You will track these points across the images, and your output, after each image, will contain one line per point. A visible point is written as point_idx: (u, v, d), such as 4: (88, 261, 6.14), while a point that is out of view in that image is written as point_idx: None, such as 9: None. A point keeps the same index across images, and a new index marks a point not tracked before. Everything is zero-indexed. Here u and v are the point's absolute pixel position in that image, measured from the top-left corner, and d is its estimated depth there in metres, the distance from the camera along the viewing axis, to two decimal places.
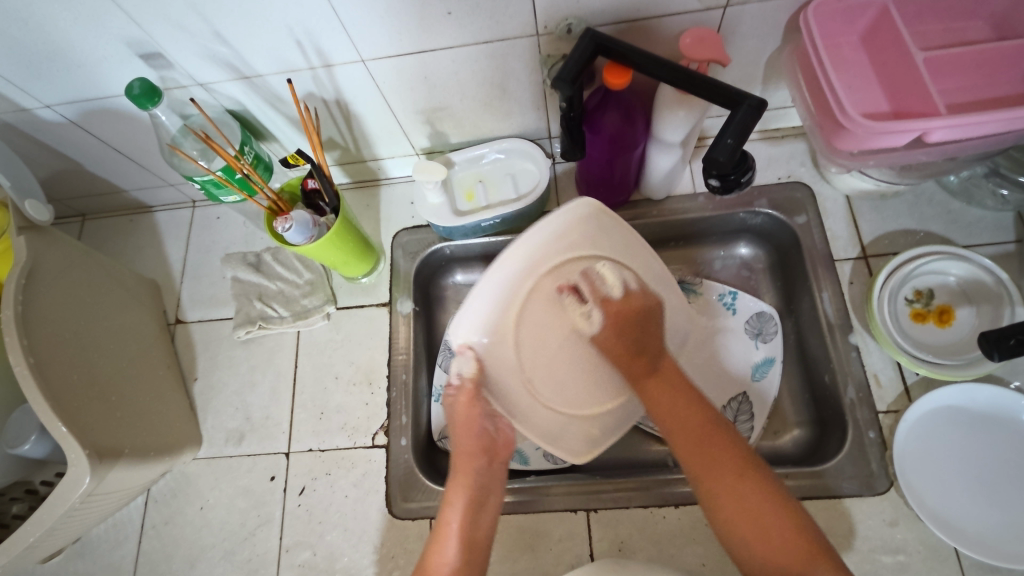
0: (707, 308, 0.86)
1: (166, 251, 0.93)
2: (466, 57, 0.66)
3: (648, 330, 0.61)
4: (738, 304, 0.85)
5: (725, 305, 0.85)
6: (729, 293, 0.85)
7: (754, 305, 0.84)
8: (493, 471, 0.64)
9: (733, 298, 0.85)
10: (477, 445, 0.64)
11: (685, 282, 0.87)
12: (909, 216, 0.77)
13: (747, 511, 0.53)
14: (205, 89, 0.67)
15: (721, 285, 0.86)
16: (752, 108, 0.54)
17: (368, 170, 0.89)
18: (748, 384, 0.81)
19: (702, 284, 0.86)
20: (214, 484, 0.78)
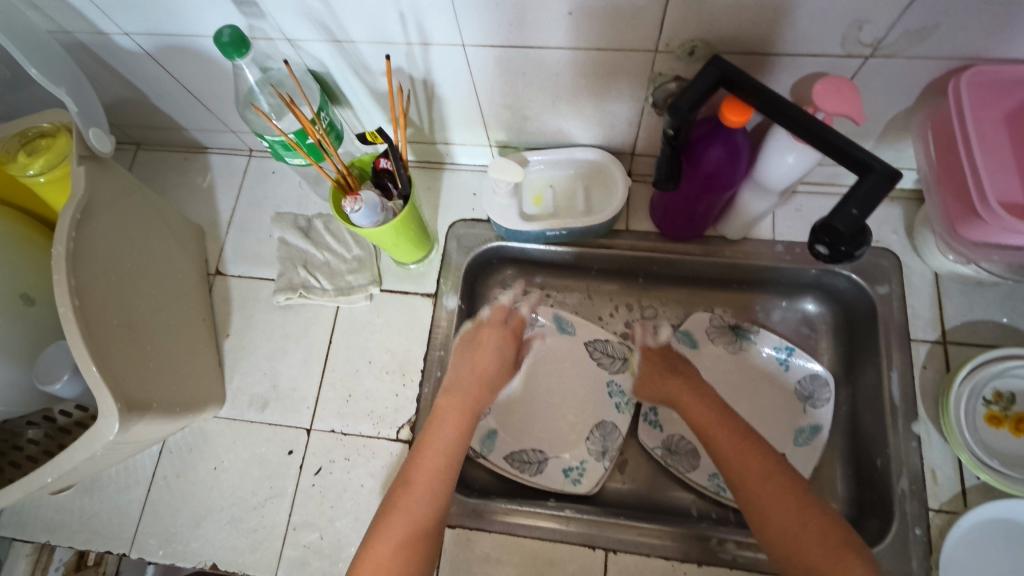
0: (760, 360, 0.82)
1: (216, 198, 0.90)
2: (572, 61, 0.61)
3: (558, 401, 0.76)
4: (794, 363, 0.80)
5: (778, 358, 0.81)
6: (785, 348, 0.81)
7: (809, 366, 0.79)
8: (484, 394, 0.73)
9: (790, 353, 0.81)
10: (474, 381, 0.72)
11: (740, 327, 0.83)
12: (1000, 307, 0.72)
13: (785, 521, 0.59)
14: (292, 45, 0.63)
15: (778, 338, 0.81)
16: (883, 178, 0.49)
17: (437, 152, 0.85)
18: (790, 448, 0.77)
19: (758, 332, 0.83)
20: (230, 446, 0.77)
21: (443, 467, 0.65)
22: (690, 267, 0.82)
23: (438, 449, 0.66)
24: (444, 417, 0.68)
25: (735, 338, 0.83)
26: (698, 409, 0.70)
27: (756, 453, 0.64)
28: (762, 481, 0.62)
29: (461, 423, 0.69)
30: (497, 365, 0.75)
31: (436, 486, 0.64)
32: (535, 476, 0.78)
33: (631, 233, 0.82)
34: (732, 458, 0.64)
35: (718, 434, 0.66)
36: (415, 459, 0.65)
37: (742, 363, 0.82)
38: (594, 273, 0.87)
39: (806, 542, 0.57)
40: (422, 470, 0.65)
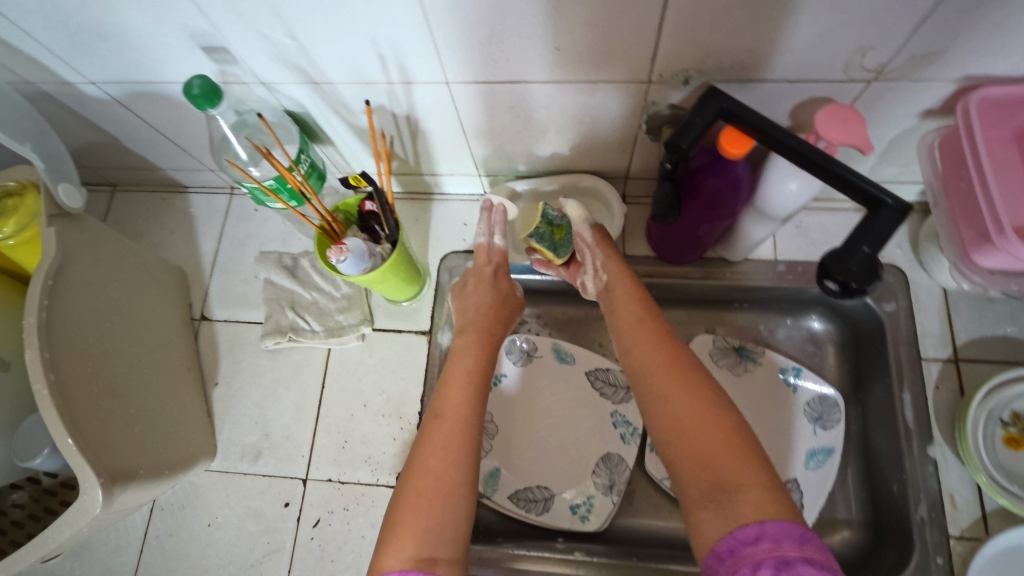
0: (768, 382, 0.79)
1: (199, 238, 0.87)
2: (561, 93, 0.59)
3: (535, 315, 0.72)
4: (801, 382, 0.78)
5: (785, 379, 0.79)
6: (792, 370, 0.78)
7: (817, 388, 0.77)
8: (497, 281, 0.69)
9: (795, 373, 0.78)
10: (481, 319, 0.65)
11: (744, 348, 0.80)
12: (1012, 322, 0.70)
13: (697, 428, 0.49)
14: (267, 88, 0.60)
15: (783, 359, 0.79)
16: (895, 213, 0.47)
17: (424, 183, 0.82)
18: (801, 472, 0.74)
19: (762, 353, 0.80)
20: (224, 501, 0.74)
21: (470, 393, 0.56)
22: (691, 290, 0.80)
23: (460, 381, 0.57)
24: (454, 374, 0.58)
25: (740, 359, 0.80)
26: (625, 305, 0.62)
27: (676, 361, 0.54)
28: (671, 387, 0.52)
29: (481, 353, 0.61)
30: (507, 313, 0.68)
31: (453, 429, 0.53)
32: (542, 515, 0.76)
33: (629, 258, 0.80)
34: (659, 372, 0.54)
35: (642, 343, 0.57)
36: (439, 393, 0.56)
37: (750, 385, 0.79)
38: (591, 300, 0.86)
39: (705, 448, 0.47)
40: (452, 403, 0.55)
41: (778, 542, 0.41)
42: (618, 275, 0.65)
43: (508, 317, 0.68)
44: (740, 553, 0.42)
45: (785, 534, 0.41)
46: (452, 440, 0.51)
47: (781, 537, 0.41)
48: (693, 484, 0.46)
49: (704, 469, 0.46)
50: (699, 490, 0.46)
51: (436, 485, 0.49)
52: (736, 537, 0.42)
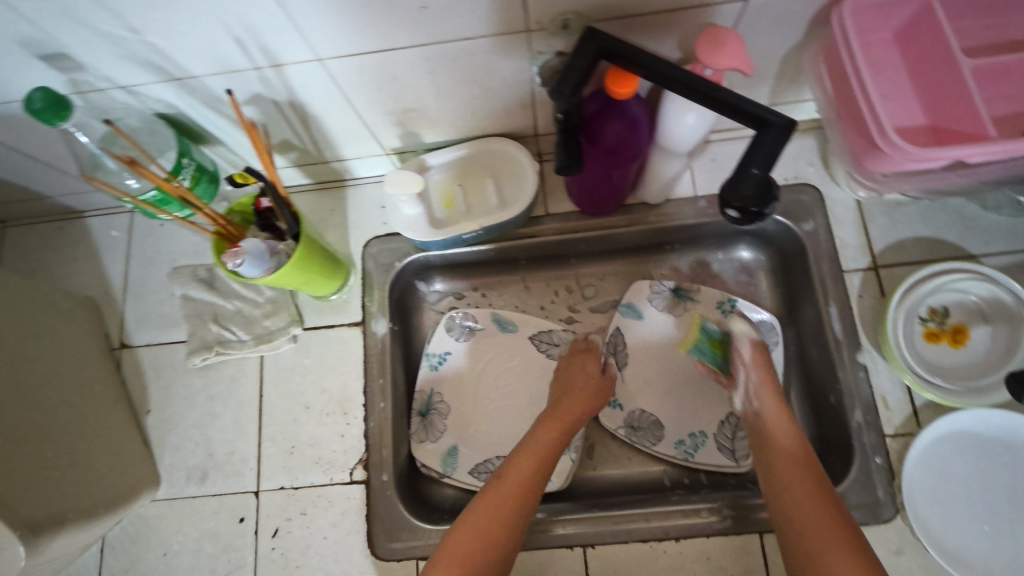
0: (705, 319, 0.80)
1: (105, 264, 0.82)
2: (442, 55, 0.56)
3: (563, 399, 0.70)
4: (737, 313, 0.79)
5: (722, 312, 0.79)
6: (728, 301, 0.79)
7: (753, 312, 0.78)
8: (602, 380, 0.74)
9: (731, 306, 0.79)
10: (572, 417, 0.68)
11: (680, 289, 0.81)
12: (922, 222, 0.72)
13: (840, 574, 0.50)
14: (127, 91, 0.56)
15: (718, 293, 0.80)
16: (781, 131, 0.47)
17: (332, 171, 0.79)
18: None
19: (698, 292, 0.81)
20: (176, 528, 0.71)
21: (534, 477, 0.62)
22: (619, 240, 0.79)
23: (531, 458, 0.63)
24: (528, 452, 0.64)
25: (677, 301, 0.81)
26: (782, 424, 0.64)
27: (800, 464, 0.60)
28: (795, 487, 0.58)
29: (556, 440, 0.66)
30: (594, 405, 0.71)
31: (495, 515, 0.59)
32: None
33: (553, 216, 0.78)
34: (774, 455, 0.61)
35: (793, 474, 0.59)
36: (509, 466, 0.63)
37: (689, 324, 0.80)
38: (524, 263, 0.83)
39: None
40: (513, 478, 0.62)
41: None
42: (776, 402, 0.66)
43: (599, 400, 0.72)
44: None
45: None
46: (484, 517, 0.58)
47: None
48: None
49: None
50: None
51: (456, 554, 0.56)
52: None
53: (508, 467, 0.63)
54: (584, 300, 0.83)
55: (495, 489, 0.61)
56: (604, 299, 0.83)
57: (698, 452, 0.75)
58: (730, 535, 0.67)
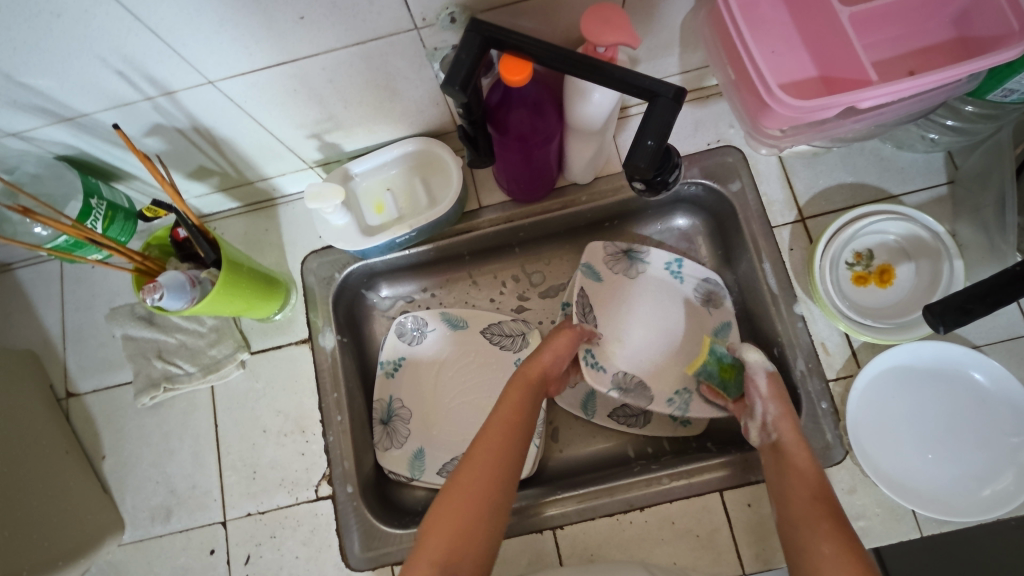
0: (657, 282, 0.79)
1: (40, 314, 0.80)
2: (337, 63, 0.55)
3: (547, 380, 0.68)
4: (685, 272, 0.78)
5: (671, 273, 0.78)
6: (674, 260, 0.79)
7: (699, 272, 0.78)
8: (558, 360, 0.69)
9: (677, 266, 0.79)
10: (521, 396, 0.64)
11: (632, 252, 0.79)
12: (842, 168, 0.74)
13: None
14: (20, 137, 0.54)
15: (667, 253, 0.79)
16: (670, 99, 0.48)
17: (260, 191, 0.78)
18: None
19: (647, 251, 0.79)
20: (147, 569, 0.71)
21: (512, 432, 0.61)
22: (555, 224, 0.80)
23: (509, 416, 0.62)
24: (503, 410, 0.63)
25: (630, 263, 0.79)
26: (800, 482, 0.59)
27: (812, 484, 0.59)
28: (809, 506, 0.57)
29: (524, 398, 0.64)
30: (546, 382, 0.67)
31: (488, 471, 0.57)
32: None
33: (488, 208, 0.78)
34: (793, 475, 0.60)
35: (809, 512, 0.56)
36: (488, 424, 0.62)
37: (644, 286, 0.79)
38: (469, 259, 0.83)
39: None
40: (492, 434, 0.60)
41: None
42: (794, 438, 0.62)
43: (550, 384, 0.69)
44: None
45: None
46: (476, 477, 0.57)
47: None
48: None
49: None
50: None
51: (438, 547, 0.52)
52: None
53: (463, 466, 0.58)
54: (533, 288, 0.83)
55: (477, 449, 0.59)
56: (550, 284, 0.83)
57: (652, 423, 0.76)
58: (692, 498, 0.68)
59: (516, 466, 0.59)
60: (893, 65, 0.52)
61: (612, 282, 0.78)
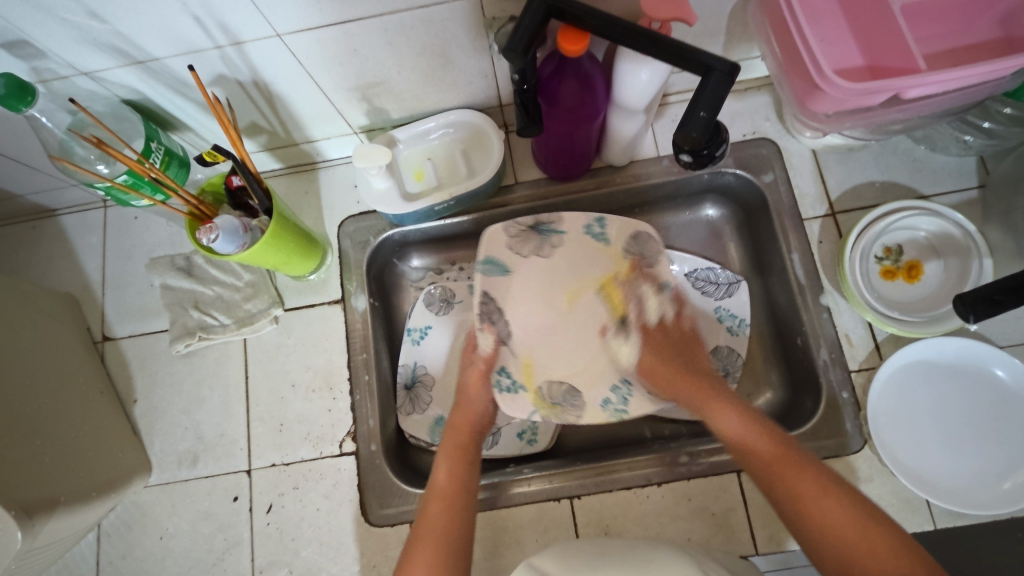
0: (574, 245, 0.73)
1: (81, 259, 0.82)
2: (398, 26, 0.57)
3: (687, 341, 0.70)
4: (610, 230, 0.73)
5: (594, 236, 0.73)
6: (596, 221, 0.73)
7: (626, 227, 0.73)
8: (681, 345, 0.69)
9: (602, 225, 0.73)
10: (460, 440, 0.65)
11: (542, 224, 0.73)
12: (875, 167, 0.76)
13: (837, 526, 0.50)
14: (91, 77, 0.57)
15: (585, 214, 0.73)
16: (724, 74, 0.49)
17: (302, 153, 0.80)
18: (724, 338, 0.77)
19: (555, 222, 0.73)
20: (171, 511, 0.73)
21: (462, 471, 0.61)
22: (588, 205, 0.81)
23: (456, 465, 0.62)
24: (448, 447, 0.64)
25: (542, 238, 0.73)
26: (737, 431, 0.59)
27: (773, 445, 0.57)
28: (783, 468, 0.55)
29: (464, 446, 0.64)
30: (478, 431, 0.67)
31: (445, 511, 0.58)
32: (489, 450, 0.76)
33: (523, 184, 0.80)
34: (739, 440, 0.59)
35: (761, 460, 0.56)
36: (435, 468, 0.62)
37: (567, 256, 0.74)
38: None
39: (848, 532, 0.50)
40: (444, 480, 0.60)
41: None
42: (666, 372, 0.67)
43: (483, 431, 0.68)
44: None
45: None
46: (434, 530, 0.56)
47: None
48: (827, 553, 0.50)
49: (854, 552, 0.49)
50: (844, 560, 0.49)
51: None
52: None
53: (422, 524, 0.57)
54: None
55: (431, 493, 0.60)
56: None
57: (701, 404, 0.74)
58: (709, 477, 0.69)
59: (466, 540, 0.57)
60: (943, 58, 0.54)
61: (520, 267, 0.72)
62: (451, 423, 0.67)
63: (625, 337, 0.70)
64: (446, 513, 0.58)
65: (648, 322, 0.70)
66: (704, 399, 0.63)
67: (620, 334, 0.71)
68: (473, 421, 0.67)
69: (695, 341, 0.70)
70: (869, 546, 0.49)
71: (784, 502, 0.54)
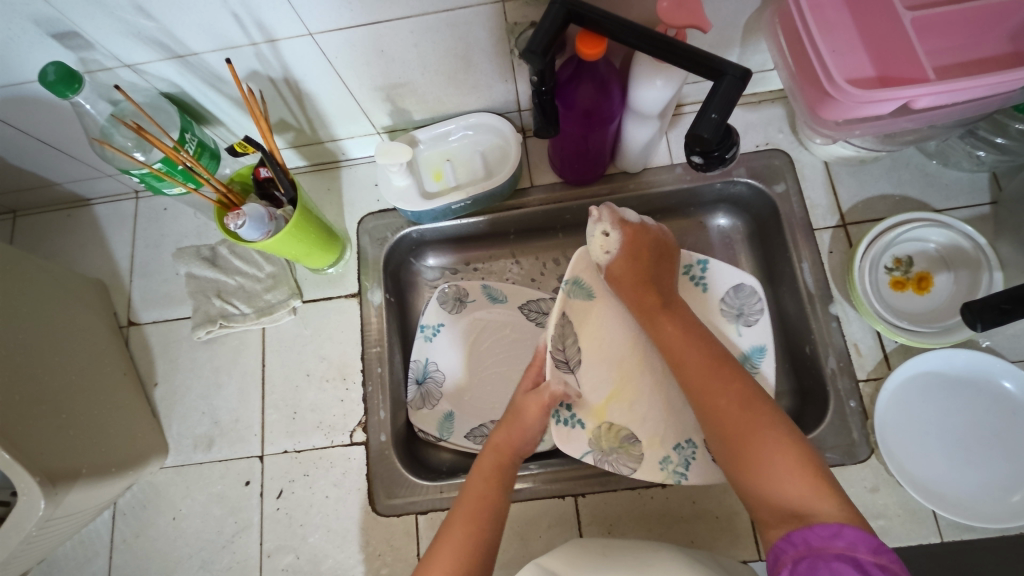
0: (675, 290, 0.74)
1: (111, 247, 0.86)
2: (424, 28, 0.60)
3: (663, 272, 0.65)
4: (710, 276, 0.73)
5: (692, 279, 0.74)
6: (699, 264, 0.73)
7: (732, 278, 0.72)
8: (645, 259, 0.65)
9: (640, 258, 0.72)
10: (491, 462, 0.61)
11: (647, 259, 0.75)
12: (887, 180, 0.76)
13: (779, 471, 0.49)
14: (134, 70, 0.60)
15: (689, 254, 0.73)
16: (736, 79, 0.51)
17: (326, 151, 0.83)
18: None
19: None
20: (185, 493, 0.75)
21: (494, 491, 0.58)
22: (601, 209, 0.82)
23: (484, 489, 0.58)
24: (482, 465, 0.61)
25: None
26: (694, 360, 0.58)
27: (697, 354, 0.58)
28: (709, 377, 0.56)
29: (500, 471, 0.60)
30: (522, 453, 0.62)
31: (467, 529, 0.55)
32: None
33: (538, 187, 0.82)
34: (673, 344, 0.60)
35: (720, 401, 0.54)
36: (466, 485, 0.59)
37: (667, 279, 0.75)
38: (514, 237, 0.86)
39: (787, 481, 0.48)
40: (470, 500, 0.57)
41: (854, 544, 0.42)
42: (647, 304, 0.63)
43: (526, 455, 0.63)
44: (815, 545, 0.44)
45: (863, 539, 0.43)
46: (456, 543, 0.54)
47: (858, 542, 0.42)
48: (766, 502, 0.49)
49: (789, 496, 0.48)
50: (780, 511, 0.48)
51: None
52: (812, 530, 0.44)
53: (442, 542, 0.54)
54: None
55: (459, 510, 0.57)
56: None
57: None
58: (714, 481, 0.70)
59: (489, 561, 0.54)
60: (952, 71, 0.55)
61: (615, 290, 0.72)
62: (489, 444, 0.63)
63: (591, 240, 0.66)
64: (469, 534, 0.54)
65: (629, 222, 0.66)
66: (647, 313, 0.63)
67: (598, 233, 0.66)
68: (516, 445, 0.62)
69: (661, 260, 0.66)
70: (774, 467, 0.49)
71: (709, 422, 0.55)
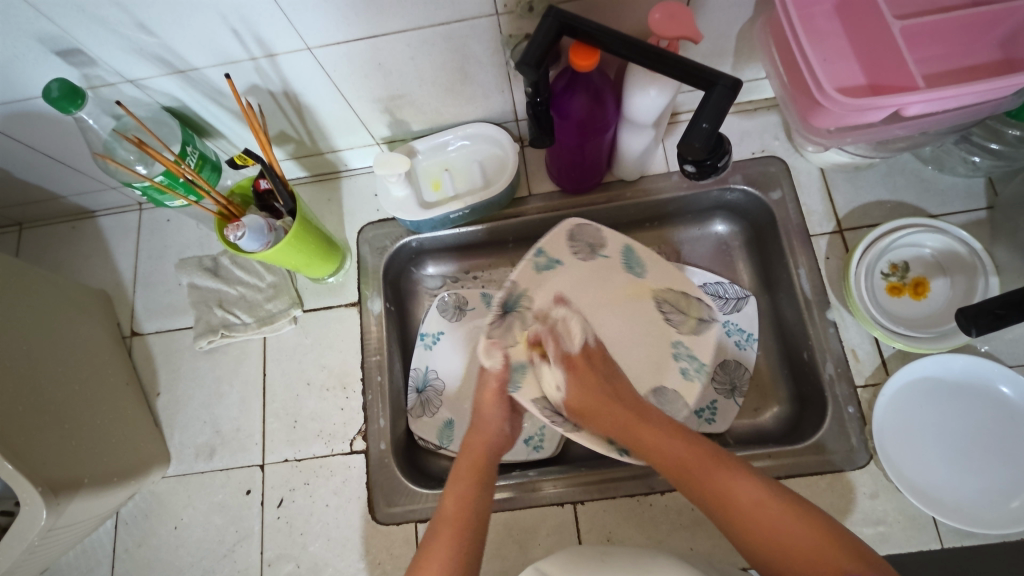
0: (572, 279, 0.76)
1: (115, 258, 0.87)
2: (420, 41, 0.61)
3: (613, 377, 0.69)
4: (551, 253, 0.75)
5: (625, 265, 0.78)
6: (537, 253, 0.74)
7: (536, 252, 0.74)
8: (602, 386, 0.67)
9: (522, 298, 0.72)
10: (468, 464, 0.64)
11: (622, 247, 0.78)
12: (883, 186, 0.77)
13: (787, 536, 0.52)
14: (136, 85, 0.61)
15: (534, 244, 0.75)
16: (726, 88, 0.52)
17: (327, 162, 0.84)
18: (731, 351, 0.78)
19: (528, 307, 0.72)
20: (187, 502, 0.75)
21: (477, 492, 0.61)
22: (598, 217, 0.83)
23: (466, 495, 0.60)
24: (461, 470, 0.63)
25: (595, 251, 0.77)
26: (670, 446, 0.61)
27: (660, 432, 0.62)
28: (685, 457, 0.59)
29: (477, 475, 0.62)
30: (493, 456, 0.66)
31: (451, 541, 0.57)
32: None
33: (536, 196, 0.83)
34: (649, 444, 0.62)
35: (694, 469, 0.58)
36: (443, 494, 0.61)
37: (602, 276, 0.78)
38: (512, 245, 0.87)
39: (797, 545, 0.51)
40: (452, 505, 0.60)
41: None
42: (596, 398, 0.66)
43: (499, 453, 0.68)
44: None
45: None
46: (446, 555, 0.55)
47: None
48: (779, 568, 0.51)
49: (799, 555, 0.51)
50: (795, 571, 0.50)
51: None
52: None
53: (429, 554, 0.56)
54: None
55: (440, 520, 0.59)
56: None
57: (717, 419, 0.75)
58: None
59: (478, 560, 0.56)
60: (943, 78, 0.55)
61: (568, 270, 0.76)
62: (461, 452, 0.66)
63: (548, 354, 0.69)
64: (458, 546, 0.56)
65: (570, 351, 0.69)
66: (631, 429, 0.64)
67: (546, 354, 0.69)
68: (488, 446, 0.66)
69: (612, 363, 0.70)
70: (785, 530, 0.52)
71: (697, 493, 0.57)
